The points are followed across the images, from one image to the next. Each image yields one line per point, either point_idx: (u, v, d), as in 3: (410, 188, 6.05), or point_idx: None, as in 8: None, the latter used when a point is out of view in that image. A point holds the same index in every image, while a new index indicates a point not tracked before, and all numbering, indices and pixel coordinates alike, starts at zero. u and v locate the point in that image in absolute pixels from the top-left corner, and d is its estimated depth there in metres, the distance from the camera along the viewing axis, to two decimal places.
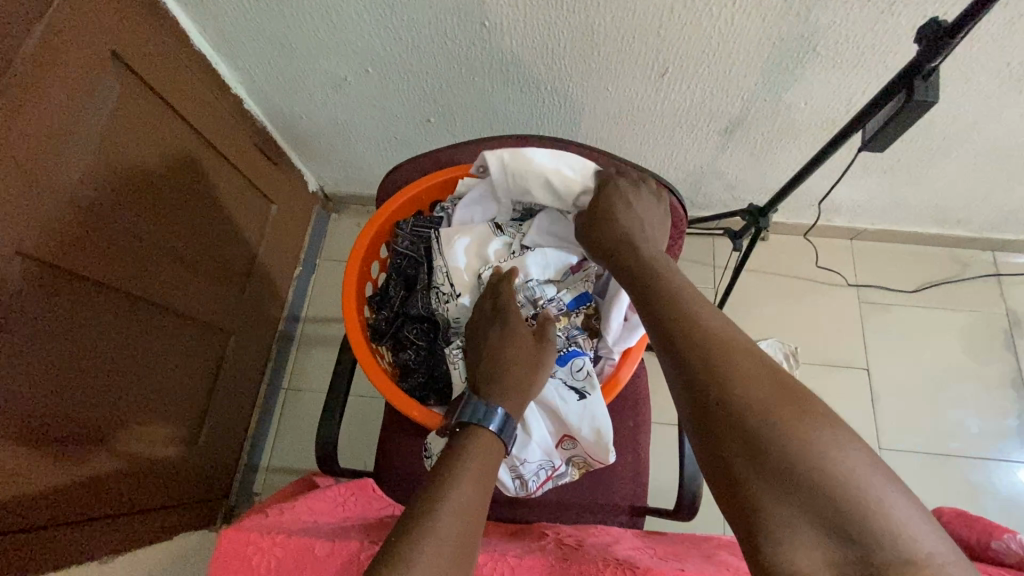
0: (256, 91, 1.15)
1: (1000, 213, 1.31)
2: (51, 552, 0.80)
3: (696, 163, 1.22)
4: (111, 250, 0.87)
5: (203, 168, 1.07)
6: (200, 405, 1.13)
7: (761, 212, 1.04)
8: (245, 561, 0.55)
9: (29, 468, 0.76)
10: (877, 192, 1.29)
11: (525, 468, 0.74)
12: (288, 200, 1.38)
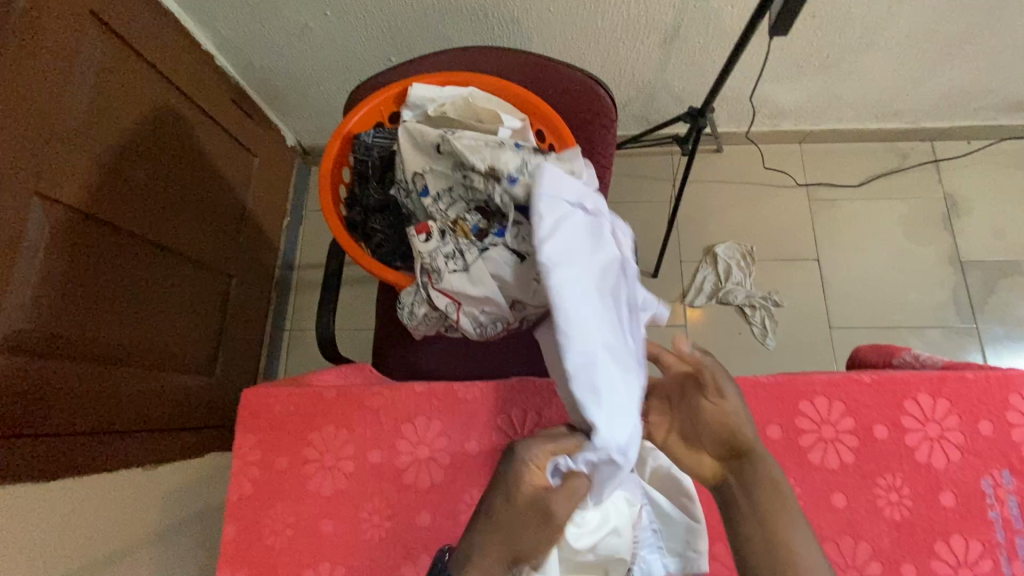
0: (225, 45, 1.22)
1: (931, 101, 1.41)
2: (103, 452, 0.94)
3: (645, 78, 1.31)
4: (114, 194, 0.97)
5: (187, 120, 1.16)
6: (213, 341, 1.26)
7: (699, 111, 1.14)
8: (268, 410, 0.68)
9: (69, 380, 0.89)
10: (816, 92, 1.38)
11: (481, 318, 0.64)
12: (269, 153, 1.47)
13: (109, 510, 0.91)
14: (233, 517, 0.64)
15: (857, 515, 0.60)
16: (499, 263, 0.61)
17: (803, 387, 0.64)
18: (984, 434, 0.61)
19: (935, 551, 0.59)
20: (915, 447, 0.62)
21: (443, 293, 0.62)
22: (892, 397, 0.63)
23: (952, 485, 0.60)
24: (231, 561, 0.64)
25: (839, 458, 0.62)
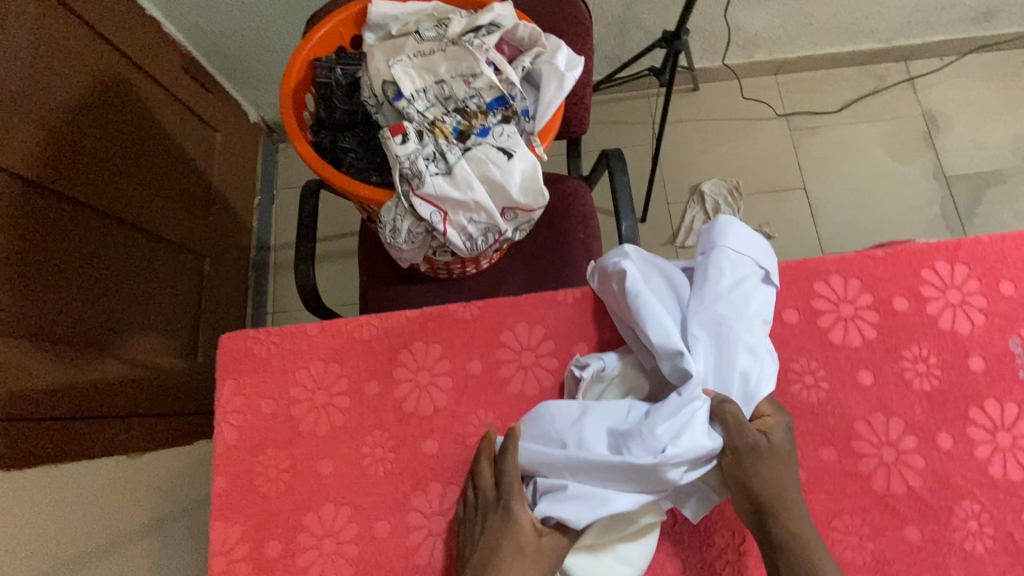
0: (171, 9, 1.15)
1: (902, 16, 1.39)
2: (80, 440, 0.87)
3: (615, 13, 1.27)
4: (65, 165, 0.90)
5: (138, 88, 1.09)
6: (192, 324, 1.20)
7: (674, 35, 1.10)
8: (251, 353, 0.63)
9: (33, 364, 0.82)
10: (787, 15, 1.35)
11: (469, 227, 0.60)
12: (232, 128, 1.40)
13: (87, 502, 0.84)
14: (223, 467, 0.59)
15: (886, 390, 0.57)
16: (484, 162, 0.58)
17: (816, 268, 0.61)
18: (1007, 294, 0.59)
19: (971, 418, 0.56)
20: (937, 315, 0.59)
21: (427, 200, 0.57)
22: (909, 267, 0.60)
23: (980, 349, 0.58)
24: (225, 514, 0.58)
25: (861, 335, 0.59)
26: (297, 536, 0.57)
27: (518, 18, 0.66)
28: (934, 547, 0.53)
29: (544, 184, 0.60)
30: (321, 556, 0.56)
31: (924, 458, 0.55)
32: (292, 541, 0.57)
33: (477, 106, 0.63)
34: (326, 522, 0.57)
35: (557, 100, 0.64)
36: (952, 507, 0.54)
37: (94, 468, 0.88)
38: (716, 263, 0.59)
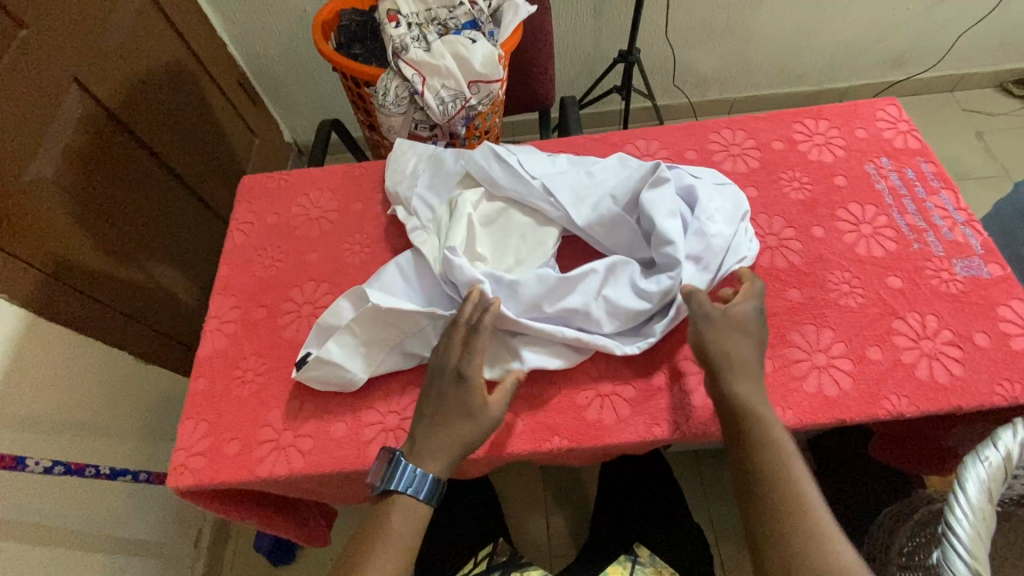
0: (236, 34, 1.48)
1: (827, 62, 1.68)
2: (97, 321, 0.99)
3: (585, 51, 1.55)
4: (136, 111, 1.14)
5: (201, 82, 1.37)
6: (211, 275, 1.35)
7: (628, 51, 1.39)
8: (263, 185, 0.78)
9: (82, 244, 0.97)
10: (730, 58, 1.63)
11: (441, 92, 0.80)
12: (268, 138, 1.67)
13: (73, 379, 0.95)
14: (228, 259, 0.72)
15: (769, 199, 0.70)
16: (455, 43, 0.79)
17: (710, 125, 0.78)
18: (860, 137, 0.74)
19: (839, 215, 0.68)
20: (807, 151, 0.74)
21: (410, 65, 0.78)
22: (784, 123, 0.77)
23: (842, 171, 0.72)
24: (224, 292, 0.70)
25: (747, 165, 0.74)
26: (281, 305, 0.68)
27: None
28: (813, 302, 0.63)
29: (499, 62, 0.80)
30: (299, 317, 0.67)
31: (802, 243, 0.67)
32: (276, 308, 0.68)
33: (455, 24, 0.85)
34: (307, 294, 0.69)
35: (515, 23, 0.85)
36: (827, 275, 0.64)
37: (94, 349, 0.99)
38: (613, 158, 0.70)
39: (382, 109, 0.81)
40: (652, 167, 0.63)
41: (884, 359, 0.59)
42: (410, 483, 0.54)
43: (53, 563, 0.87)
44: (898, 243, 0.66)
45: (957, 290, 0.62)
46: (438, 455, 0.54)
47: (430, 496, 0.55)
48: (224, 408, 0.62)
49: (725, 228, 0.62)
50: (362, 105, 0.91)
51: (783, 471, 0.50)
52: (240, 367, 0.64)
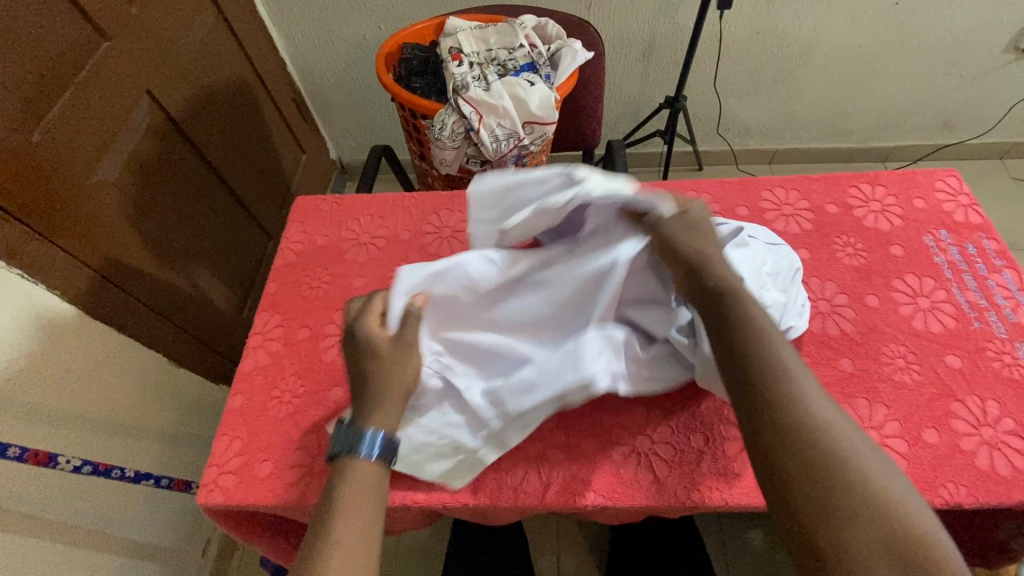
0: (296, 54, 1.54)
1: (873, 121, 1.67)
2: (138, 321, 1.01)
3: (631, 93, 1.57)
4: (197, 122, 1.19)
5: (259, 100, 1.43)
6: (248, 282, 1.37)
7: (675, 98, 1.41)
8: (315, 207, 0.81)
9: (133, 245, 1.00)
10: (775, 110, 1.63)
11: (496, 130, 0.81)
12: (314, 155, 1.73)
13: (105, 376, 0.96)
14: (276, 277, 0.74)
15: (821, 263, 0.69)
16: (514, 84, 0.81)
17: (763, 183, 0.77)
18: (918, 206, 0.73)
19: (894, 286, 0.67)
20: (862, 216, 0.73)
21: (469, 102, 0.80)
22: (839, 186, 0.76)
23: (898, 240, 0.70)
24: (268, 310, 0.71)
25: (800, 226, 0.73)
26: (323, 328, 0.69)
27: (550, 21, 0.93)
28: (866, 375, 0.61)
29: (555, 104, 0.81)
30: (340, 342, 0.67)
31: (854, 311, 0.65)
32: (318, 331, 0.69)
33: (513, 65, 0.88)
34: None
35: (572, 67, 0.88)
36: (881, 348, 0.62)
37: (133, 348, 1.01)
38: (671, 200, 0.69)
39: (438, 142, 0.83)
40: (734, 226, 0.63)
41: (941, 444, 0.56)
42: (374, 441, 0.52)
43: (67, 558, 0.87)
44: (957, 319, 0.64)
45: (1021, 376, 0.59)
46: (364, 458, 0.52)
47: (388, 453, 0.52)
48: (258, 428, 0.62)
49: (780, 295, 0.61)
50: (416, 135, 0.94)
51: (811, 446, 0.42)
52: (278, 386, 0.65)
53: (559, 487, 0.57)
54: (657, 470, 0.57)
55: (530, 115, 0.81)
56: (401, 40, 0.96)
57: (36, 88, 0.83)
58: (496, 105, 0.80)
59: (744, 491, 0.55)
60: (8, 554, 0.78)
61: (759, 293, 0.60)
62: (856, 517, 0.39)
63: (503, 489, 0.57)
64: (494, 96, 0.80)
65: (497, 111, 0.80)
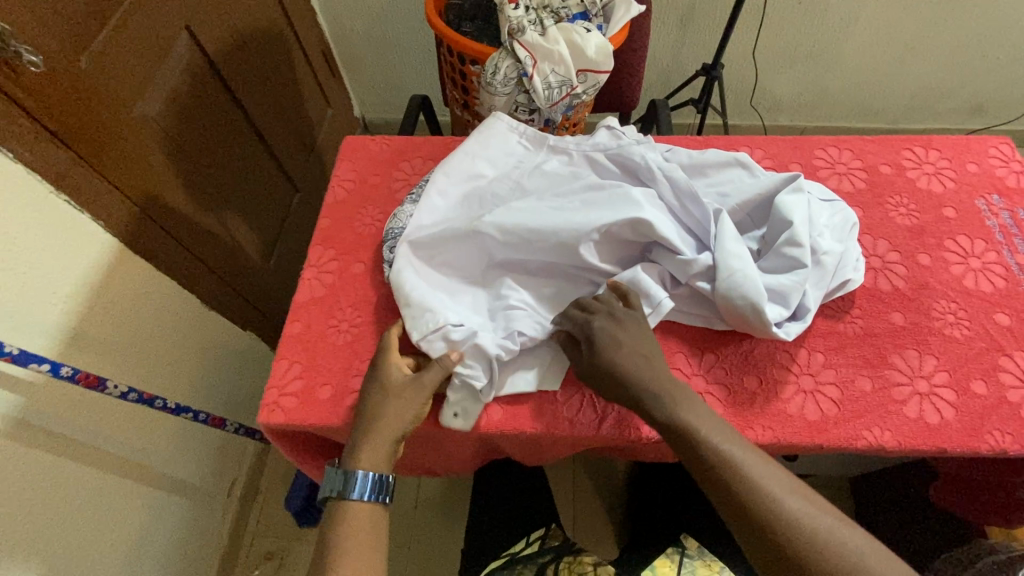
0: (326, 4, 1.51)
1: (905, 102, 1.66)
2: (173, 260, 1.01)
3: (665, 60, 1.55)
4: (231, 64, 1.17)
5: (290, 48, 1.40)
6: (275, 232, 1.36)
7: (712, 66, 1.39)
8: (365, 147, 0.80)
9: (171, 183, 1.00)
10: (808, 85, 1.61)
11: (550, 77, 0.81)
12: (339, 109, 1.71)
13: (141, 313, 0.97)
14: (328, 213, 0.74)
15: (874, 221, 0.70)
16: (570, 31, 0.80)
17: (816, 142, 0.77)
18: (972, 171, 0.73)
19: (946, 246, 0.67)
20: (915, 178, 0.73)
21: (525, 46, 0.79)
22: (893, 148, 0.76)
23: (951, 203, 0.71)
24: (322, 243, 0.72)
25: (852, 185, 0.73)
26: (377, 263, 0.69)
27: None
28: (916, 328, 0.62)
29: (610, 52, 0.81)
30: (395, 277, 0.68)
31: (906, 268, 0.66)
32: (373, 265, 0.69)
33: (567, 14, 0.86)
34: None
35: (625, 20, 0.87)
36: (932, 304, 0.63)
37: (169, 287, 1.02)
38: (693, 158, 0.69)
39: (489, 87, 0.82)
40: (791, 176, 0.63)
41: (988, 395, 0.57)
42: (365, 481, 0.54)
43: (104, 485, 0.89)
44: (1008, 280, 0.65)
45: None
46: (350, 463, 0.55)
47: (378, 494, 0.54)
48: (317, 354, 0.63)
49: (836, 245, 0.62)
50: (462, 83, 0.93)
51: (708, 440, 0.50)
52: (335, 317, 0.65)
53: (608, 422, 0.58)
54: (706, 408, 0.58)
55: (585, 62, 0.81)
56: None
57: (84, 12, 0.81)
58: (551, 50, 0.79)
59: (797, 431, 0.56)
60: (49, 475, 0.80)
61: (816, 239, 0.61)
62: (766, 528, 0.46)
63: (560, 421, 0.58)
64: (550, 41, 0.80)
65: (553, 56, 0.80)
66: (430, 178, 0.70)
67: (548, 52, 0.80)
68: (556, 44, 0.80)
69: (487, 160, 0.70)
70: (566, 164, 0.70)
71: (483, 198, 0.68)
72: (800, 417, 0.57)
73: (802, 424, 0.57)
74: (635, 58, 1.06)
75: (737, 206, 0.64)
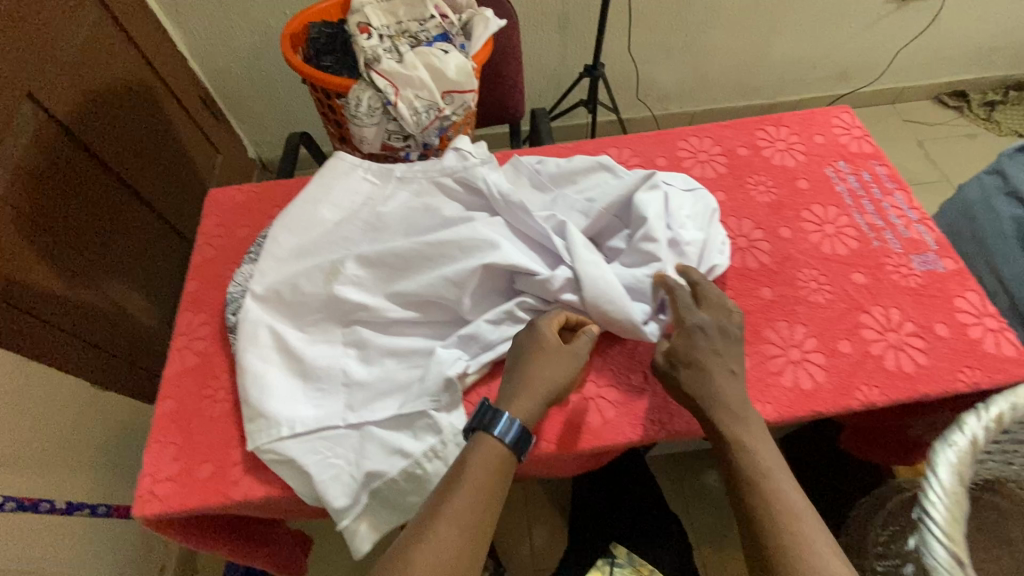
0: (198, 49, 1.44)
1: (779, 77, 1.77)
2: (48, 346, 0.93)
3: (552, 65, 1.59)
4: (92, 125, 1.10)
5: (161, 100, 1.33)
6: (171, 294, 1.28)
7: (593, 67, 1.43)
8: (230, 199, 0.77)
9: (33, 264, 0.92)
10: (690, 73, 1.69)
11: (416, 102, 0.80)
12: (231, 154, 1.63)
13: (15, 408, 0.88)
14: (195, 275, 0.70)
15: (737, 203, 0.73)
16: (427, 54, 0.80)
17: (678, 134, 0.80)
18: (819, 142, 0.78)
19: (803, 217, 0.71)
20: (769, 155, 0.77)
21: (383, 75, 0.78)
22: (748, 130, 0.80)
23: (803, 175, 0.75)
24: (190, 309, 0.68)
25: (715, 170, 0.76)
26: None
27: None
28: (784, 300, 0.65)
29: (472, 71, 0.81)
30: None
31: (770, 244, 0.69)
32: None
33: (426, 36, 0.87)
34: None
35: (484, 36, 0.88)
36: (796, 274, 0.67)
37: (48, 376, 0.94)
38: (550, 167, 0.72)
39: (355, 120, 0.81)
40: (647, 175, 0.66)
41: (853, 353, 0.61)
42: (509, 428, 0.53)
43: None
44: (860, 241, 0.69)
45: (917, 284, 0.65)
46: (450, 517, 0.49)
47: (518, 446, 0.54)
48: (194, 431, 0.59)
49: (698, 234, 0.64)
50: (333, 118, 0.91)
51: (772, 491, 0.50)
52: (210, 387, 0.61)
53: None
54: (597, 413, 0.59)
55: (448, 84, 0.80)
56: (306, 20, 0.92)
57: None
58: (410, 75, 0.79)
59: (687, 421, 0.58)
60: None
61: (676, 231, 0.63)
62: (784, 526, 0.49)
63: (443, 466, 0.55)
64: (408, 66, 0.79)
65: (415, 81, 0.79)
66: (268, 234, 0.71)
67: (408, 77, 0.79)
68: (415, 69, 0.79)
69: (330, 207, 0.73)
70: (416, 193, 0.74)
71: (334, 241, 0.71)
72: (692, 410, 0.58)
73: (689, 411, 0.58)
74: (510, 71, 1.08)
75: (602, 209, 0.65)
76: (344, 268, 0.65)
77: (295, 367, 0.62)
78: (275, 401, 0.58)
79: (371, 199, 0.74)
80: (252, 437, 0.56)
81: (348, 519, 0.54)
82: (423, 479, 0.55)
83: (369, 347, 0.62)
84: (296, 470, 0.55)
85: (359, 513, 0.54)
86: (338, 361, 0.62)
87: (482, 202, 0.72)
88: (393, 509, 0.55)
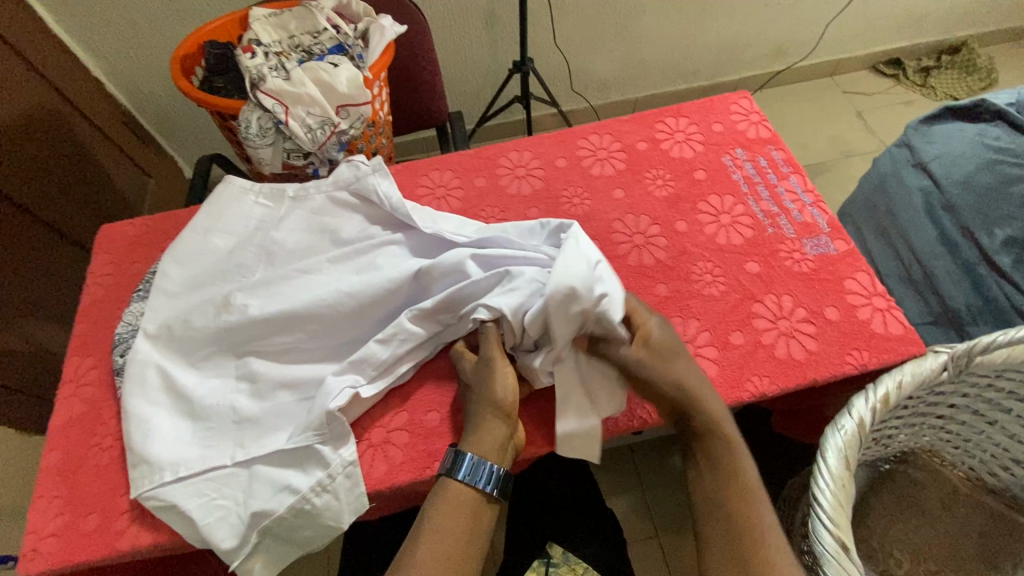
0: (115, 72, 1.39)
1: (716, 58, 1.76)
2: None
3: (484, 62, 1.57)
4: (10, 170, 1.06)
5: (83, 135, 1.28)
6: None
7: (521, 62, 1.41)
8: (120, 234, 0.75)
9: None
10: (625, 60, 1.68)
11: (308, 119, 0.78)
12: (164, 176, 1.59)
13: None
14: (84, 318, 0.68)
15: (635, 200, 0.73)
16: (316, 69, 0.78)
17: (579, 132, 0.80)
18: (717, 130, 0.78)
19: (700, 208, 0.71)
20: (668, 148, 0.77)
21: (270, 94, 0.76)
22: (648, 122, 0.80)
23: (701, 165, 0.75)
24: (78, 354, 0.66)
25: (614, 167, 0.76)
26: None
27: None
28: (679, 295, 0.65)
29: (364, 83, 0.79)
30: None
31: (666, 239, 0.69)
32: None
33: (320, 49, 0.85)
34: None
35: (381, 43, 0.85)
36: (691, 268, 0.67)
37: None
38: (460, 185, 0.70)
39: (249, 142, 0.79)
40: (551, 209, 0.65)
41: (744, 344, 0.61)
42: (476, 470, 0.54)
43: None
44: (754, 229, 0.69)
45: (808, 268, 0.66)
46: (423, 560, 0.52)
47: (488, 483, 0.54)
48: (80, 481, 0.58)
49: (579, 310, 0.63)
50: (233, 140, 0.89)
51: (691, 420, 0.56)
52: (97, 434, 0.60)
53: (398, 470, 0.57)
54: None
55: (340, 98, 0.79)
56: (201, 40, 0.89)
57: None
58: (299, 92, 0.77)
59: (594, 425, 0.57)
60: None
61: None
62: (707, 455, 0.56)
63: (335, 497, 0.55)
64: (295, 83, 0.77)
65: (304, 97, 0.77)
66: (155, 268, 0.69)
67: (296, 94, 0.77)
68: (303, 85, 0.77)
69: (221, 232, 0.70)
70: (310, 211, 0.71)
71: (225, 268, 0.68)
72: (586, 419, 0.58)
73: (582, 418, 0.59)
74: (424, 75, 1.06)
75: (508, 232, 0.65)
76: (235, 300, 0.63)
77: (184, 407, 0.60)
78: (159, 446, 0.57)
79: (263, 222, 0.71)
80: (136, 485, 0.55)
81: (238, 560, 0.53)
82: (313, 514, 0.54)
83: (260, 380, 0.60)
84: (181, 515, 0.54)
85: (249, 553, 0.54)
86: (228, 398, 0.60)
87: (384, 215, 0.70)
88: (287, 543, 0.55)
